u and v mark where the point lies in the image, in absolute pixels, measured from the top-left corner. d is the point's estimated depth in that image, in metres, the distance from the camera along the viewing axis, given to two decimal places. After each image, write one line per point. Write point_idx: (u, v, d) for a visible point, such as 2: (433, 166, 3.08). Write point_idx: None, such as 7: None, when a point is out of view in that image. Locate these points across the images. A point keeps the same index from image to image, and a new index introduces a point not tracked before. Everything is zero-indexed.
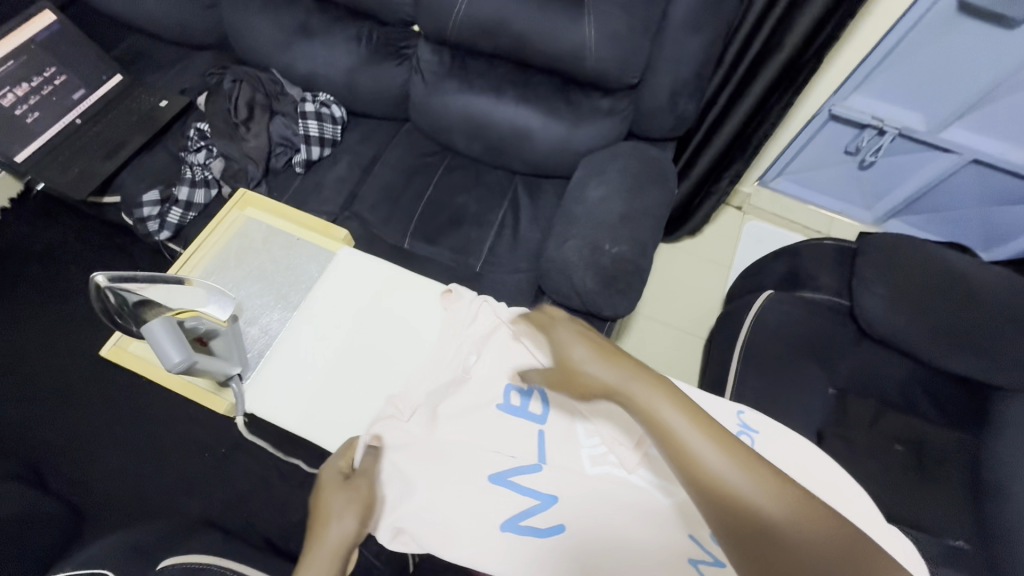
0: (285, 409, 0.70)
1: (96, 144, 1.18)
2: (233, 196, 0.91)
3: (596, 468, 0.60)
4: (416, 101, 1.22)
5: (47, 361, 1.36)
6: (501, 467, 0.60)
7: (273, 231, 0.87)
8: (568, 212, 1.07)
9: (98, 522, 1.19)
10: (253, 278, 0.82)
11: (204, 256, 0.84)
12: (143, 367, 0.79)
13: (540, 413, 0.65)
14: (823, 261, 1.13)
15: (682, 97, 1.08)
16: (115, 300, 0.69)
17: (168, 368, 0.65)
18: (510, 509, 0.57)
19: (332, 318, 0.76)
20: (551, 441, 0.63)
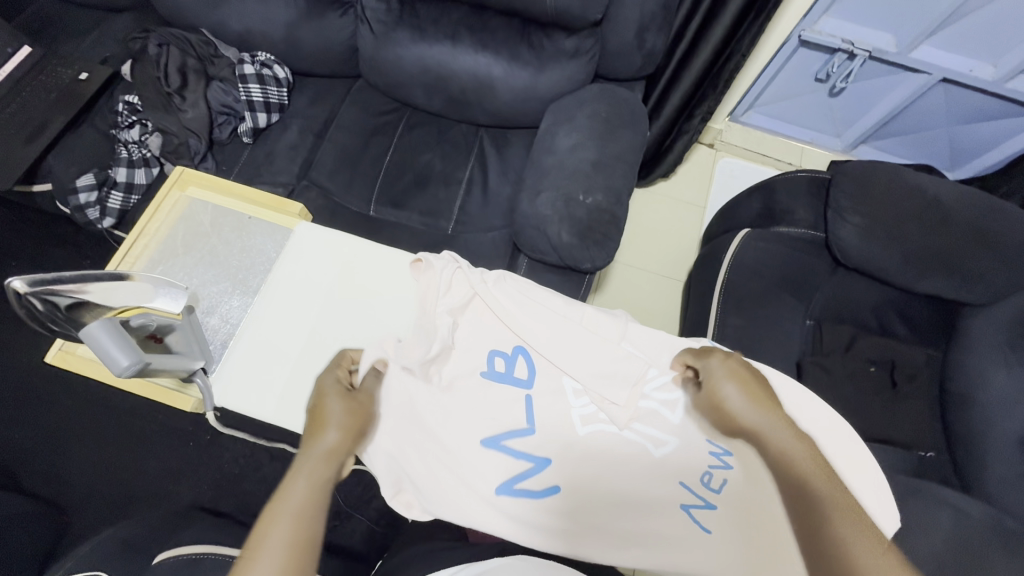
0: (258, 399, 0.67)
1: (13, 125, 1.07)
2: (170, 176, 0.83)
3: (587, 426, 0.68)
4: (367, 56, 1.12)
5: (4, 363, 1.29)
6: (496, 432, 0.67)
7: (221, 211, 0.80)
8: (538, 164, 1.03)
9: (86, 520, 1.16)
10: (207, 263, 0.76)
11: (148, 244, 0.77)
12: (99, 371, 0.75)
13: (526, 379, 0.69)
14: (798, 194, 1.12)
15: (650, 32, 1.01)
16: (43, 306, 0.61)
17: (119, 373, 0.61)
18: (505, 477, 0.66)
19: (295, 299, 0.72)
20: (538, 406, 0.68)
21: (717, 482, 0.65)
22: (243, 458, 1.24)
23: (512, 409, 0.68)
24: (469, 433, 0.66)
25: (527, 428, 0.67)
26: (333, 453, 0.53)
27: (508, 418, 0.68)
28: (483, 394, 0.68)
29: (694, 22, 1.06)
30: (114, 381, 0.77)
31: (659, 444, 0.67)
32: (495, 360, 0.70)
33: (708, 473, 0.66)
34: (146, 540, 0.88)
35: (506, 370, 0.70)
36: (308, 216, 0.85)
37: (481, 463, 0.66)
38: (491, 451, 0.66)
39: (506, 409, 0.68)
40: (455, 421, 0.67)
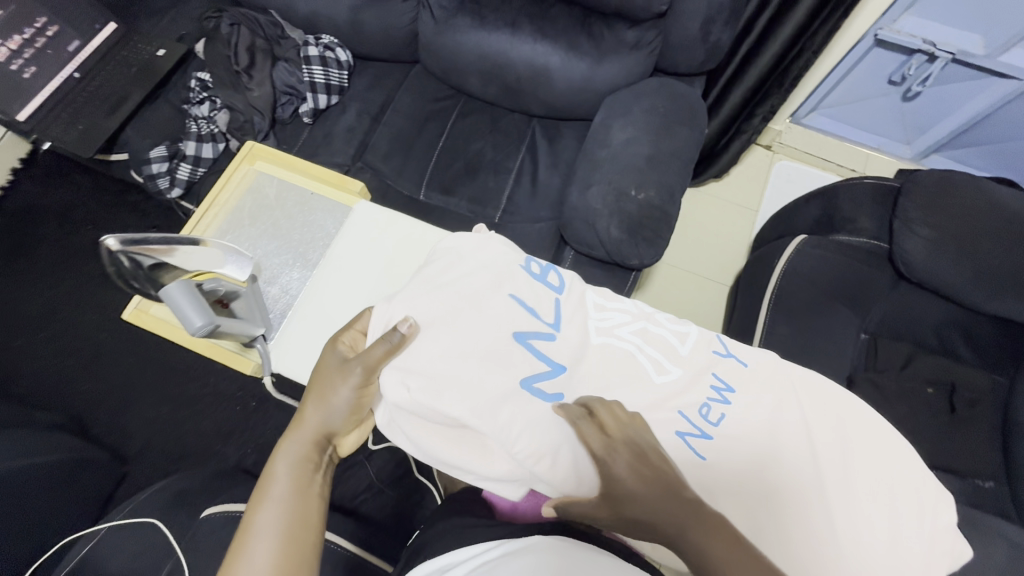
0: (311, 365, 0.67)
1: (97, 98, 1.14)
2: (241, 150, 0.87)
3: (602, 335, 0.65)
4: (426, 42, 1.14)
5: (77, 319, 1.39)
6: (523, 328, 0.61)
7: (285, 185, 0.83)
8: (590, 156, 1.01)
9: (143, 468, 1.26)
10: (269, 235, 0.79)
11: (218, 214, 0.81)
12: (168, 330, 0.80)
13: (557, 285, 0.68)
14: (862, 201, 1.07)
15: (715, 25, 0.99)
16: (129, 264, 0.68)
17: (191, 332, 0.64)
18: (527, 369, 0.59)
19: (349, 269, 0.73)
20: (566, 310, 0.66)
21: (715, 416, 0.61)
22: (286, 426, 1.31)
23: (541, 305, 0.65)
24: (504, 321, 0.61)
25: (552, 326, 0.63)
26: (313, 448, 0.63)
27: (539, 313, 0.64)
28: (522, 280, 0.65)
29: (763, 16, 1.02)
30: (181, 340, 0.81)
31: (662, 370, 0.64)
32: (532, 264, 0.69)
33: (706, 406, 0.62)
34: (196, 492, 0.94)
35: (541, 274, 0.69)
36: (367, 196, 0.87)
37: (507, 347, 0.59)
38: (518, 347, 0.59)
39: (537, 300, 0.65)
40: (489, 299, 0.62)
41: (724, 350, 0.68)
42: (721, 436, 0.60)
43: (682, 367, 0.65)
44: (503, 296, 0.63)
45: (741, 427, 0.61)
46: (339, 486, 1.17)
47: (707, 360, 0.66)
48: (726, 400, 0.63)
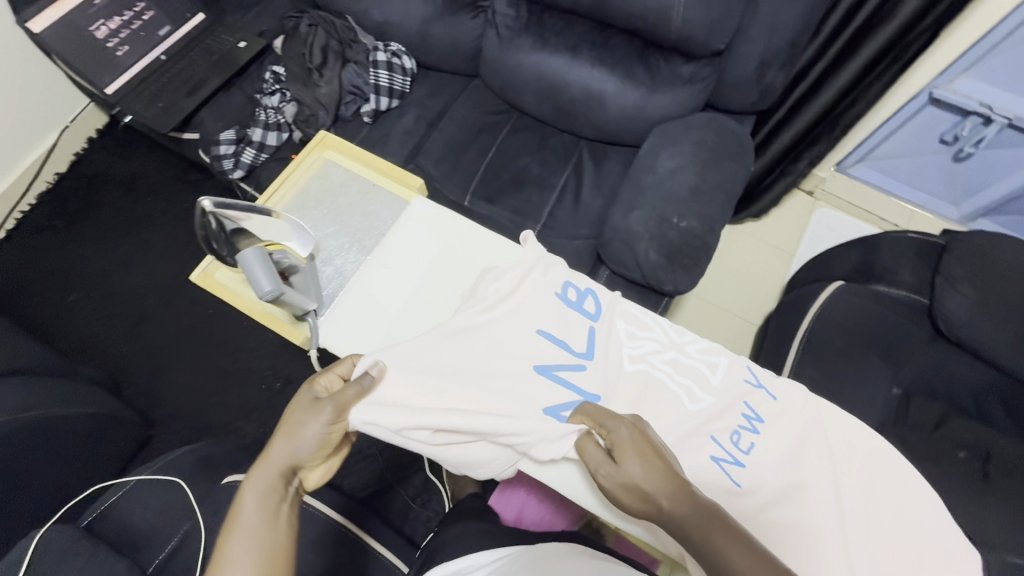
0: (358, 346, 0.71)
1: (179, 80, 1.23)
2: (313, 136, 0.92)
3: (634, 363, 0.68)
4: (488, 57, 1.19)
5: (127, 283, 1.47)
6: (550, 361, 0.66)
7: (350, 175, 0.88)
8: (635, 181, 1.03)
9: (168, 432, 1.31)
10: (330, 219, 0.84)
11: (286, 193, 0.87)
12: (228, 295, 0.85)
13: (592, 313, 0.71)
14: (904, 255, 1.06)
15: (771, 68, 1.01)
16: (216, 226, 0.76)
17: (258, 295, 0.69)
18: (555, 399, 0.63)
19: (402, 263, 0.76)
20: (600, 338, 0.69)
21: (745, 444, 0.63)
22: None
23: (573, 336, 0.69)
24: (531, 353, 0.67)
25: (583, 357, 0.67)
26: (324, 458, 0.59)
27: (570, 343, 0.68)
28: (553, 314, 0.69)
29: (819, 64, 1.04)
30: (238, 305, 0.85)
31: (694, 399, 0.66)
32: (568, 290, 0.72)
33: (736, 434, 0.63)
34: (219, 458, 0.98)
35: (577, 301, 0.72)
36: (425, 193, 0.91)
37: (534, 378, 0.65)
38: (546, 381, 0.65)
39: (570, 331, 0.69)
40: (522, 332, 0.68)
41: (755, 381, 0.68)
42: (751, 464, 0.62)
43: (713, 396, 0.66)
44: (534, 334, 0.68)
45: (770, 460, 0.62)
46: (351, 476, 1.19)
47: (739, 388, 0.67)
48: (755, 429, 0.64)
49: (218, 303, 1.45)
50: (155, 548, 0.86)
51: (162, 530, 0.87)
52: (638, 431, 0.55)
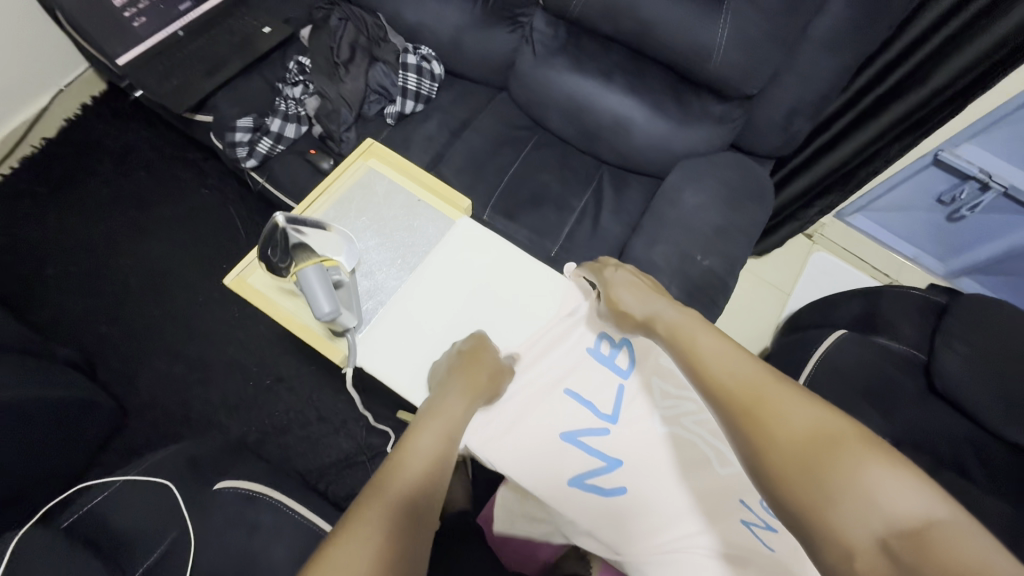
0: (397, 369, 0.74)
1: (195, 59, 1.17)
2: (357, 144, 0.92)
3: (666, 425, 0.65)
4: (520, 72, 1.18)
5: (111, 262, 1.39)
6: (575, 425, 0.68)
7: (394, 187, 0.89)
8: (658, 213, 1.03)
9: (144, 423, 1.25)
10: (373, 232, 0.85)
11: (328, 200, 0.86)
12: (262, 303, 0.80)
13: (624, 368, 0.73)
14: (906, 311, 1.10)
15: (799, 117, 1.05)
16: (279, 237, 0.74)
17: (316, 315, 0.71)
18: (578, 468, 0.63)
19: (442, 292, 0.79)
20: (627, 397, 0.70)
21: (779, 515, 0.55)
22: (294, 411, 1.30)
23: (601, 397, 0.70)
24: (557, 415, 0.69)
25: (608, 420, 0.67)
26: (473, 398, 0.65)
27: (597, 402, 0.70)
28: (582, 375, 0.73)
29: (848, 113, 1.07)
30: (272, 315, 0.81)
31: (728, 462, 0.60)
32: (600, 344, 0.75)
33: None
34: (210, 460, 0.93)
35: (610, 356, 0.74)
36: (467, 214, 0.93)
37: (555, 444, 0.67)
38: (569, 444, 0.66)
39: (596, 391, 0.71)
40: (547, 389, 0.71)
41: None
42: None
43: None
44: (558, 392, 0.71)
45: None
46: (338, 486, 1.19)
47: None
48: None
49: (208, 292, 1.38)
50: (139, 553, 0.83)
51: (148, 533, 0.85)
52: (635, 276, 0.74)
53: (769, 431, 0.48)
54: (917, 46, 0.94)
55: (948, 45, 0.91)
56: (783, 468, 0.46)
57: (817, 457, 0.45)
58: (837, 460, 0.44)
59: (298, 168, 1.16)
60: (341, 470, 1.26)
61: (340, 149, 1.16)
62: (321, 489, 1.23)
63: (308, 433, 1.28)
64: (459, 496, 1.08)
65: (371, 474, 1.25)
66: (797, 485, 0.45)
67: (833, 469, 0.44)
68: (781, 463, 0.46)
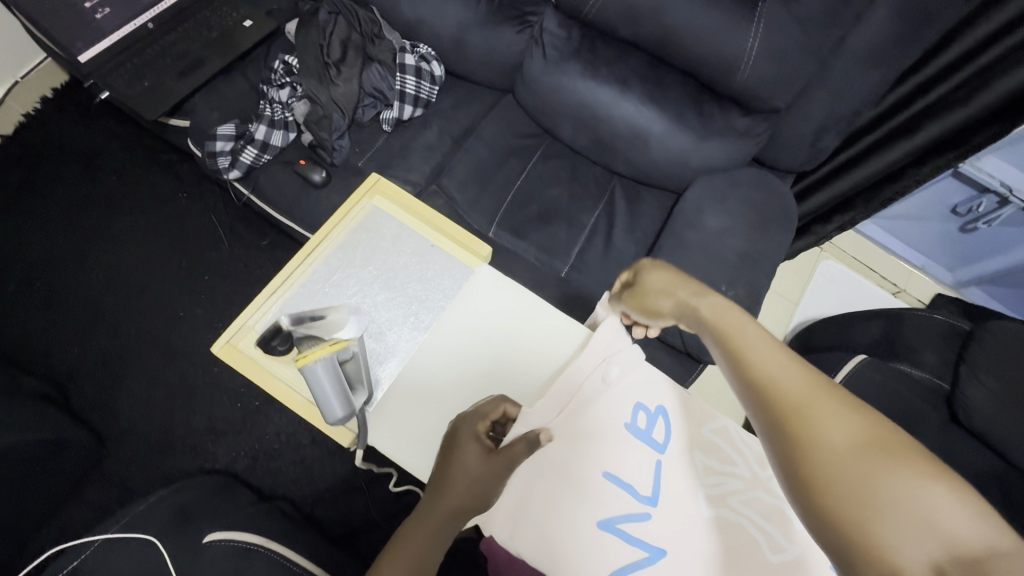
0: (411, 447, 0.69)
1: (169, 57, 1.07)
2: (363, 180, 0.87)
3: (712, 508, 0.64)
4: (528, 76, 1.09)
5: (81, 274, 1.28)
6: (615, 512, 0.63)
7: (402, 230, 0.83)
8: (678, 236, 0.96)
9: (123, 450, 1.17)
10: (381, 283, 0.79)
11: (329, 246, 0.81)
12: (253, 371, 0.74)
13: (661, 442, 0.67)
14: (928, 337, 1.07)
15: (828, 133, 0.99)
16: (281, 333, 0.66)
17: (333, 416, 0.65)
18: (621, 560, 0.60)
19: (458, 357, 0.73)
20: (666, 476, 0.65)
21: None
22: (286, 434, 1.22)
23: (639, 476, 0.65)
24: (596, 501, 0.63)
25: (649, 503, 0.63)
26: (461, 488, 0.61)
27: (636, 483, 0.64)
28: (617, 452, 0.66)
29: (874, 133, 1.03)
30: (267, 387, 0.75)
31: (776, 548, 0.62)
32: (637, 414, 0.68)
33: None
34: (197, 508, 0.87)
35: (646, 429, 0.68)
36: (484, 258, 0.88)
37: (592, 534, 0.62)
38: (608, 535, 0.62)
39: (635, 470, 0.65)
40: (581, 469, 0.65)
41: None
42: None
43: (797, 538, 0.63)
44: (595, 474, 0.65)
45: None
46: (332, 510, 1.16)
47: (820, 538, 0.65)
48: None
49: (189, 306, 1.28)
50: None
51: None
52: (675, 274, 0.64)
53: (809, 436, 0.40)
54: (956, 66, 0.90)
55: (997, 65, 0.86)
56: (819, 478, 0.39)
57: (863, 469, 0.37)
58: (891, 480, 0.36)
59: (286, 179, 1.06)
60: (337, 498, 1.18)
61: (331, 159, 1.06)
62: (315, 518, 1.16)
63: (301, 458, 1.20)
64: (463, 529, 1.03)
65: (369, 501, 1.18)
66: (833, 502, 0.37)
67: (882, 487, 0.36)
68: (823, 474, 0.39)
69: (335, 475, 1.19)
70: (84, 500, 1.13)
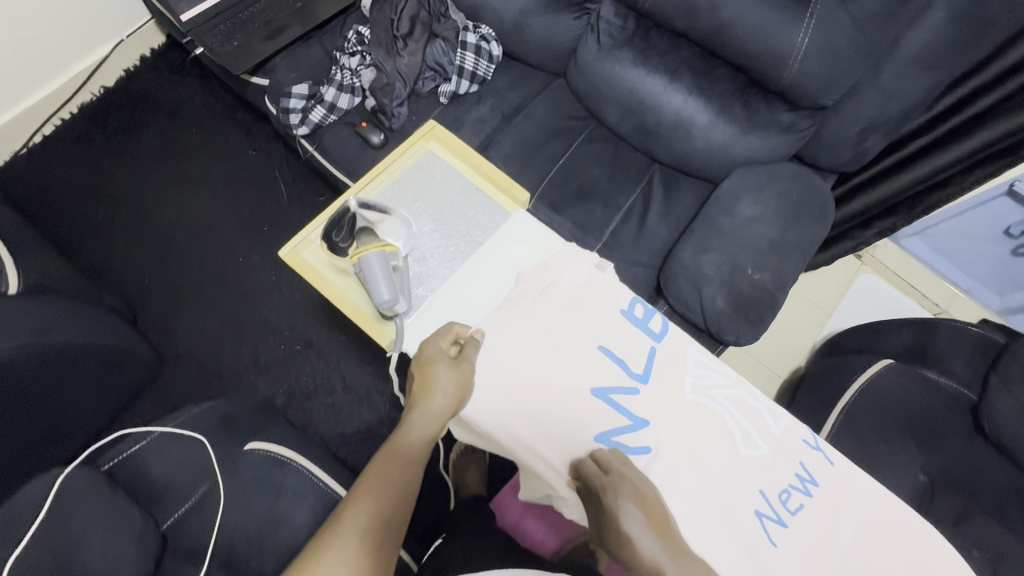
0: None
1: (257, 21, 1.19)
2: (422, 125, 0.96)
3: (695, 394, 0.74)
4: (581, 61, 1.14)
5: (157, 213, 1.42)
6: (606, 383, 0.72)
7: (451, 173, 0.94)
8: (710, 220, 1.00)
9: (178, 373, 1.29)
10: (429, 216, 0.90)
11: (387, 179, 0.92)
12: (312, 274, 0.87)
13: (657, 332, 0.79)
14: (961, 347, 1.06)
15: (873, 134, 1.00)
16: (350, 219, 0.86)
17: (376, 296, 0.77)
18: (606, 425, 0.69)
19: (484, 283, 0.84)
20: (658, 360, 0.77)
21: (794, 504, 0.69)
22: (322, 376, 1.31)
23: (633, 357, 0.76)
24: (588, 375, 0.73)
25: (639, 378, 0.74)
26: (445, 401, 0.68)
27: (629, 360, 0.76)
28: (614, 334, 0.77)
29: (924, 136, 1.03)
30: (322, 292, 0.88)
31: (751, 445, 0.72)
32: (635, 308, 0.81)
33: (786, 492, 0.69)
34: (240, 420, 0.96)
35: (642, 319, 0.80)
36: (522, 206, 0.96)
37: (587, 399, 0.71)
38: (600, 401, 0.71)
39: (629, 350, 0.76)
40: (583, 345, 0.75)
41: (814, 443, 0.75)
42: (794, 523, 0.67)
43: (771, 444, 0.73)
44: (594, 348, 0.75)
45: (814, 521, 0.68)
46: (357, 452, 1.25)
47: (798, 447, 0.73)
48: (807, 491, 0.70)
49: (248, 252, 1.40)
50: (172, 504, 0.87)
51: (178, 488, 0.88)
52: (638, 491, 0.61)
53: None
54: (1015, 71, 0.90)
55: None
56: None
57: None
58: None
59: (347, 138, 1.15)
60: (360, 441, 1.26)
61: (390, 124, 1.15)
62: (341, 456, 1.24)
63: (334, 402, 1.29)
64: (473, 479, 1.12)
65: None
66: None
67: None
68: None
69: (363, 419, 1.27)
70: (140, 414, 1.25)
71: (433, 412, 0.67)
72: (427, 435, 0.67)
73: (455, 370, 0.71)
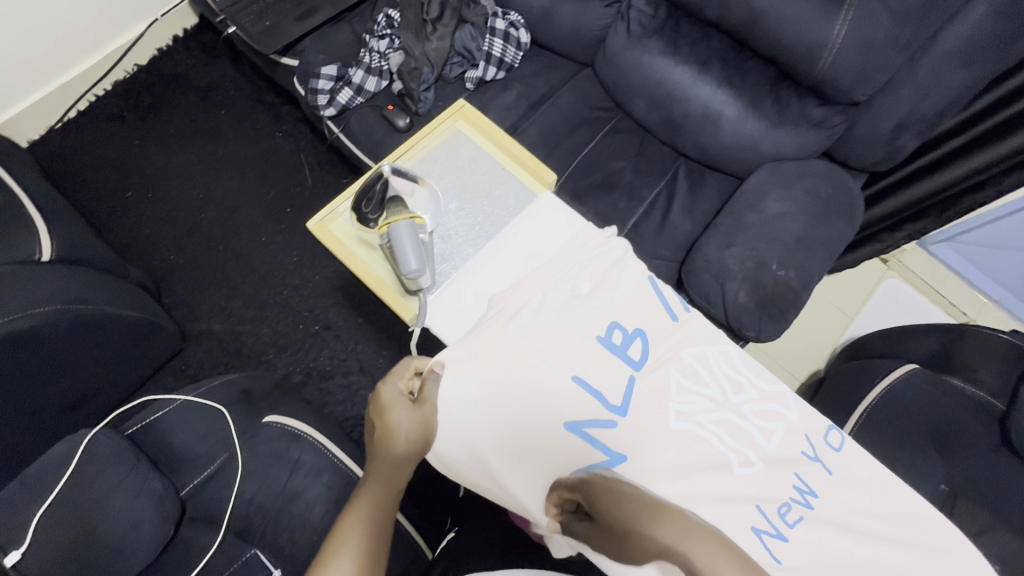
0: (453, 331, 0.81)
1: (289, 2, 1.20)
2: (452, 104, 0.97)
3: (680, 423, 0.68)
4: (610, 51, 1.13)
5: (184, 191, 1.45)
6: (582, 416, 0.67)
7: (478, 151, 0.95)
8: (736, 216, 0.98)
9: (200, 348, 1.32)
10: (456, 194, 0.91)
11: (415, 156, 0.94)
12: (338, 245, 0.89)
13: (636, 360, 0.73)
14: (989, 356, 1.03)
15: (907, 133, 0.97)
16: (381, 185, 0.87)
17: (405, 264, 0.79)
18: (581, 463, 0.63)
19: (496, 269, 0.84)
20: (637, 388, 0.70)
21: (794, 516, 0.64)
22: (338, 358, 1.32)
23: (612, 387, 0.70)
24: (563, 407, 0.68)
25: (616, 412, 0.68)
26: (409, 447, 0.64)
27: (605, 391, 0.69)
28: (589, 361, 0.71)
29: (958, 138, 1.01)
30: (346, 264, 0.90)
31: (745, 463, 0.67)
32: (613, 333, 0.74)
33: (786, 506, 0.65)
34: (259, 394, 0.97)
35: (622, 345, 0.74)
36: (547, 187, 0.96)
37: (561, 433, 0.66)
38: (574, 436, 0.66)
39: (604, 381, 0.70)
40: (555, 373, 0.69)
41: (813, 454, 0.71)
42: (794, 538, 0.63)
43: (765, 459, 0.68)
44: (565, 379, 0.69)
45: (817, 536, 0.64)
46: None
47: (792, 459, 0.70)
48: (807, 504, 0.66)
49: (271, 233, 1.42)
50: (191, 472, 0.89)
51: (197, 456, 0.89)
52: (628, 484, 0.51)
53: None
54: None
55: None
56: None
57: None
58: None
59: (373, 121, 1.16)
60: None
61: (416, 108, 1.16)
62: (355, 437, 1.25)
63: (349, 383, 1.30)
64: None
65: None
66: None
67: None
68: None
69: None
70: (162, 386, 1.27)
71: (394, 460, 0.62)
72: (396, 479, 0.62)
73: (415, 408, 0.67)
